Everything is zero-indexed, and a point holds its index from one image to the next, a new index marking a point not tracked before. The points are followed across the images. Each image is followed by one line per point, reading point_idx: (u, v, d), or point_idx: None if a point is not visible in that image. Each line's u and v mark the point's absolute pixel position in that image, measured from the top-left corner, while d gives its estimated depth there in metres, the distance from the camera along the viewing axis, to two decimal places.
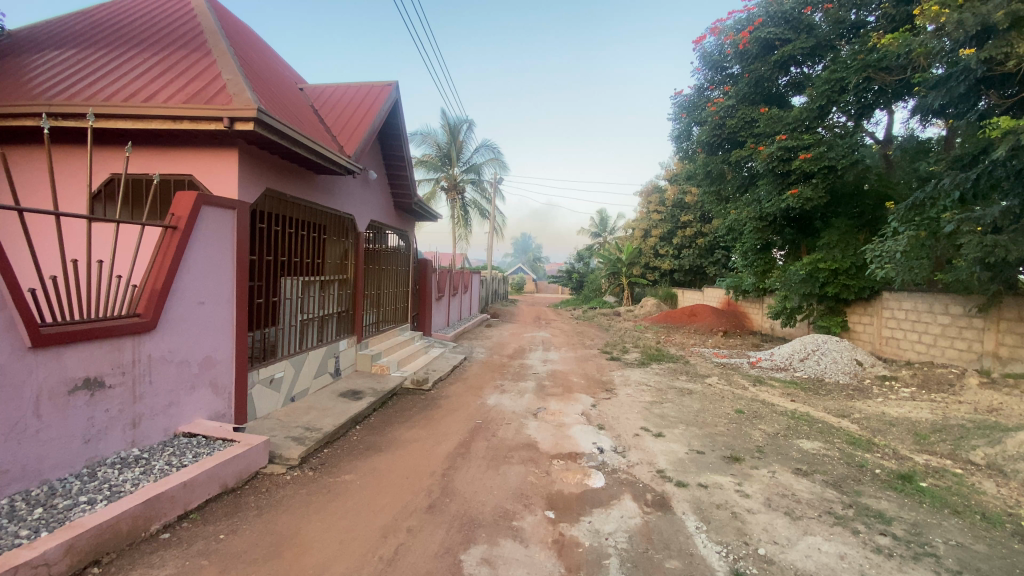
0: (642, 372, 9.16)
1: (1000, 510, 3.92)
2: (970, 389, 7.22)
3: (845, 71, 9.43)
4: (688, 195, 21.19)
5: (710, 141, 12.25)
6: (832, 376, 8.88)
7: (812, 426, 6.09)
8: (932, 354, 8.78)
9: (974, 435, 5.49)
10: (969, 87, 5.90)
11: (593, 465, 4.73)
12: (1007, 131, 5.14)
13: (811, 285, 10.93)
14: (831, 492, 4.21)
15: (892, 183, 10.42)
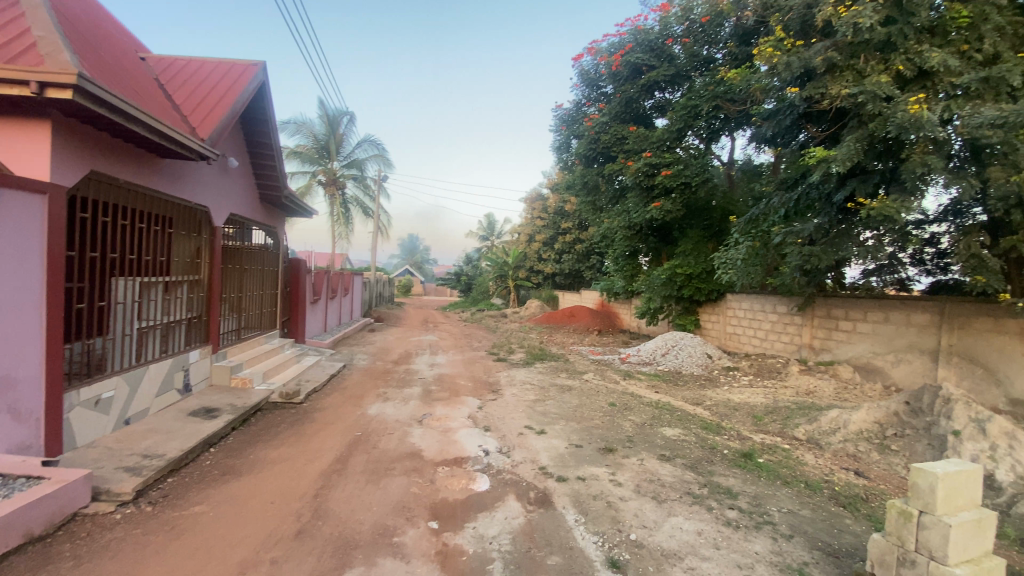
0: (526, 371, 9.37)
1: (819, 478, 4.63)
2: (793, 374, 8.53)
3: (698, 99, 10.61)
4: (568, 204, 22.33)
5: (586, 154, 12.96)
6: (688, 368, 9.95)
7: (674, 415, 6.69)
8: (764, 346, 10.24)
9: (797, 415, 6.48)
10: (793, 121, 7.00)
11: (479, 469, 4.65)
12: (821, 159, 6.12)
13: (670, 288, 12.15)
14: (689, 473, 4.63)
15: (734, 200, 11.94)
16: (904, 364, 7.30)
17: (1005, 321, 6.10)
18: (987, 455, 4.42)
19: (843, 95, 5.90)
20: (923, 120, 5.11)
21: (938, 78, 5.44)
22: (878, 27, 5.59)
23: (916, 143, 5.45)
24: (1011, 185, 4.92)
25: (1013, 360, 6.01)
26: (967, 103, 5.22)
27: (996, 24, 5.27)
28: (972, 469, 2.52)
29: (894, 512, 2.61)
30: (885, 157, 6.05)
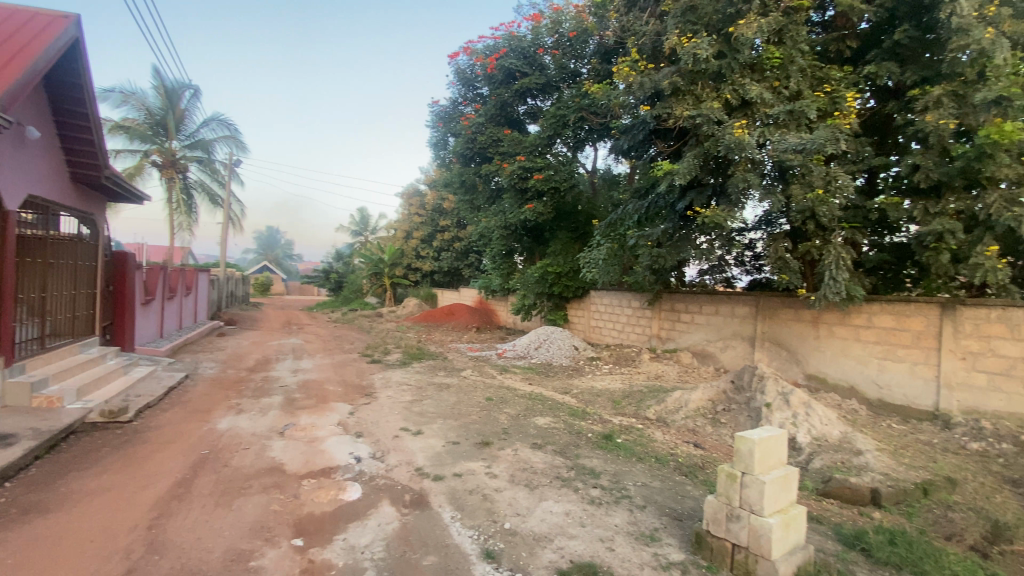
0: (402, 372, 9.12)
1: (666, 452, 5.26)
2: (645, 362, 9.55)
3: (566, 109, 11.28)
4: (446, 201, 22.21)
5: (463, 153, 13.12)
6: (557, 360, 10.57)
7: (545, 404, 7.07)
8: (622, 337, 11.30)
9: (648, 397, 7.29)
10: (646, 136, 7.82)
11: (349, 477, 4.41)
12: (667, 171, 6.93)
13: (542, 285, 12.77)
14: (559, 459, 4.92)
15: (597, 206, 12.94)
16: (729, 349, 8.61)
17: (802, 311, 7.49)
18: (790, 421, 5.40)
19: (685, 116, 6.74)
20: (744, 143, 6.06)
21: (757, 107, 6.42)
22: (712, 59, 6.51)
23: (740, 162, 6.45)
24: (806, 201, 6.07)
25: (807, 343, 7.41)
26: (777, 131, 6.25)
27: (798, 67, 6.39)
28: (779, 433, 3.05)
29: (723, 475, 3.05)
30: (716, 173, 7.03)
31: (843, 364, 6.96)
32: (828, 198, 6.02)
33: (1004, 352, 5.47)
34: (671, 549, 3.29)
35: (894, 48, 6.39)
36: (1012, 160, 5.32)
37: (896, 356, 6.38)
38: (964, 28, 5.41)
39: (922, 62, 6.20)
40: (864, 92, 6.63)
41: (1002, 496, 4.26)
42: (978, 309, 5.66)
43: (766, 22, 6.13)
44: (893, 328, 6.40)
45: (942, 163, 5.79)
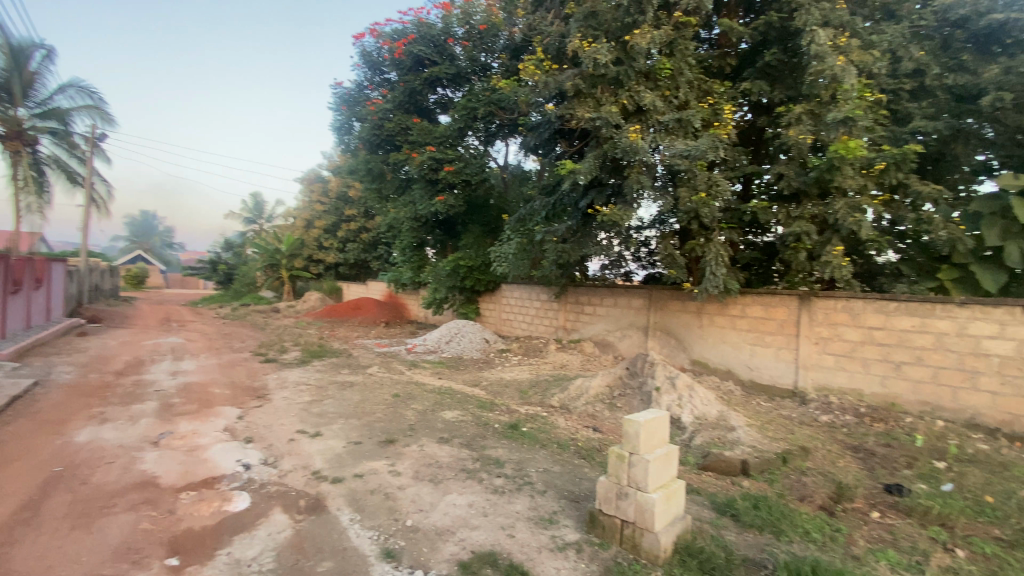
0: (300, 371, 8.59)
1: (568, 437, 5.52)
2: (552, 352, 9.90)
3: (476, 102, 11.26)
4: (352, 189, 21.05)
5: (370, 140, 12.59)
6: (468, 353, 10.61)
7: (453, 398, 7.05)
8: (531, 329, 11.60)
9: (553, 386, 7.58)
10: (551, 134, 8.06)
11: (236, 487, 4.09)
12: (570, 170, 7.22)
13: (454, 279, 12.68)
14: (465, 451, 4.94)
15: (508, 200, 13.08)
16: (627, 338, 9.19)
17: (688, 303, 8.20)
18: (676, 403, 5.91)
19: (586, 118, 7.05)
20: (638, 147, 6.47)
21: (650, 114, 6.87)
22: (611, 65, 6.85)
23: (635, 165, 6.88)
24: (692, 203, 6.65)
25: (693, 332, 8.13)
26: (667, 137, 6.74)
27: (686, 79, 6.93)
28: (661, 415, 3.34)
29: (613, 457, 3.27)
30: (615, 174, 7.44)
31: (723, 350, 7.74)
32: (709, 201, 6.65)
33: (847, 337, 6.42)
34: (567, 531, 3.46)
35: (766, 68, 7.18)
36: (853, 173, 6.22)
37: (765, 342, 7.23)
38: (820, 55, 6.20)
39: (788, 82, 7.02)
40: (741, 106, 7.36)
41: (843, 460, 5.01)
42: (827, 300, 6.58)
43: (658, 34, 6.58)
44: (763, 317, 7.24)
45: (801, 173, 6.63)
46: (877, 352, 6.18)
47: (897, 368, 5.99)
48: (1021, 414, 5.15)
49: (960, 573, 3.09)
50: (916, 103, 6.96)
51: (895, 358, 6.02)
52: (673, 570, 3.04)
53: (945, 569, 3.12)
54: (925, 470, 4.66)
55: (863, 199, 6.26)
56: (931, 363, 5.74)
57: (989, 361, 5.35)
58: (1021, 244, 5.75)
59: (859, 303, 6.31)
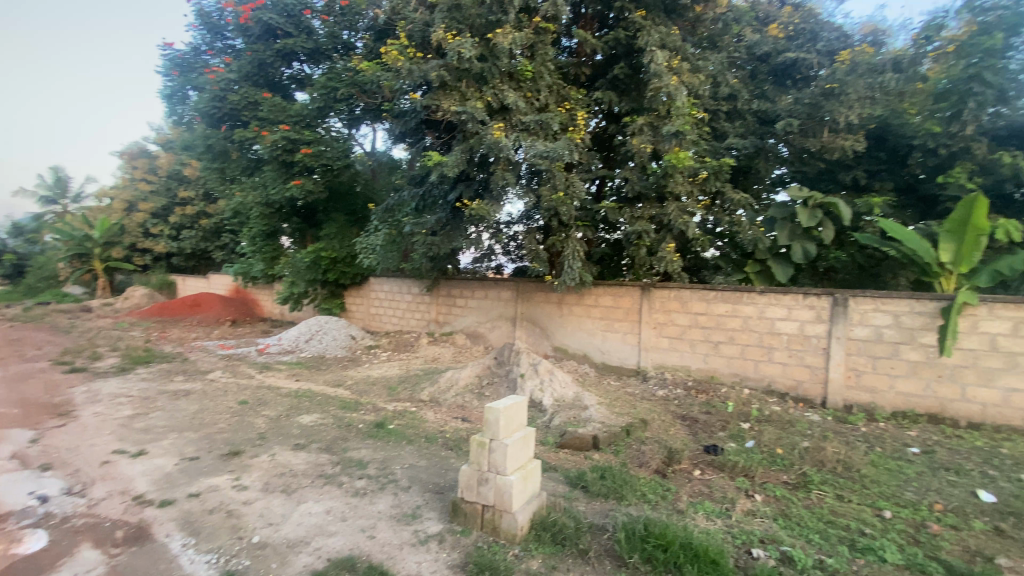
0: (121, 381, 7.32)
1: (435, 430, 5.54)
2: (422, 346, 9.81)
3: (337, 82, 10.49)
4: (189, 168, 18.37)
5: (209, 112, 11.13)
6: (331, 352, 10.02)
7: (312, 401, 6.61)
8: (401, 323, 11.37)
9: (422, 381, 7.52)
10: (417, 124, 7.99)
11: (27, 526, 3.38)
12: (437, 163, 7.20)
13: (314, 271, 11.82)
14: (323, 456, 4.69)
15: (375, 188, 12.56)
16: (496, 329, 9.50)
17: (551, 294, 8.73)
18: (539, 388, 6.28)
19: (452, 111, 7.07)
20: (502, 144, 6.66)
21: (513, 113, 7.11)
22: (475, 60, 6.95)
23: (500, 161, 7.07)
24: (553, 201, 7.07)
25: (556, 321, 8.69)
26: (528, 137, 7.04)
27: (546, 83, 7.31)
28: (519, 401, 3.52)
29: (475, 445, 3.37)
30: (482, 169, 7.59)
31: (581, 337, 8.40)
32: (568, 200, 7.13)
33: (678, 322, 7.42)
34: (429, 523, 3.49)
35: (615, 80, 7.91)
36: (683, 181, 7.17)
37: (615, 328, 8.02)
38: (658, 73, 6.99)
39: (633, 95, 7.81)
40: (595, 113, 8.01)
41: (674, 428, 5.80)
42: (664, 290, 7.52)
43: (519, 36, 6.83)
44: (613, 306, 8.02)
45: (643, 178, 7.44)
46: (700, 334, 7.23)
47: (716, 347, 7.09)
48: (799, 379, 6.44)
49: (754, 513, 3.77)
50: (731, 123, 8.23)
51: (714, 338, 7.12)
52: (529, 545, 3.25)
53: (744, 511, 3.79)
54: (735, 431, 5.59)
55: (690, 204, 7.25)
56: (739, 342, 6.91)
57: (779, 338, 6.59)
58: (801, 244, 7.17)
59: (688, 293, 7.32)
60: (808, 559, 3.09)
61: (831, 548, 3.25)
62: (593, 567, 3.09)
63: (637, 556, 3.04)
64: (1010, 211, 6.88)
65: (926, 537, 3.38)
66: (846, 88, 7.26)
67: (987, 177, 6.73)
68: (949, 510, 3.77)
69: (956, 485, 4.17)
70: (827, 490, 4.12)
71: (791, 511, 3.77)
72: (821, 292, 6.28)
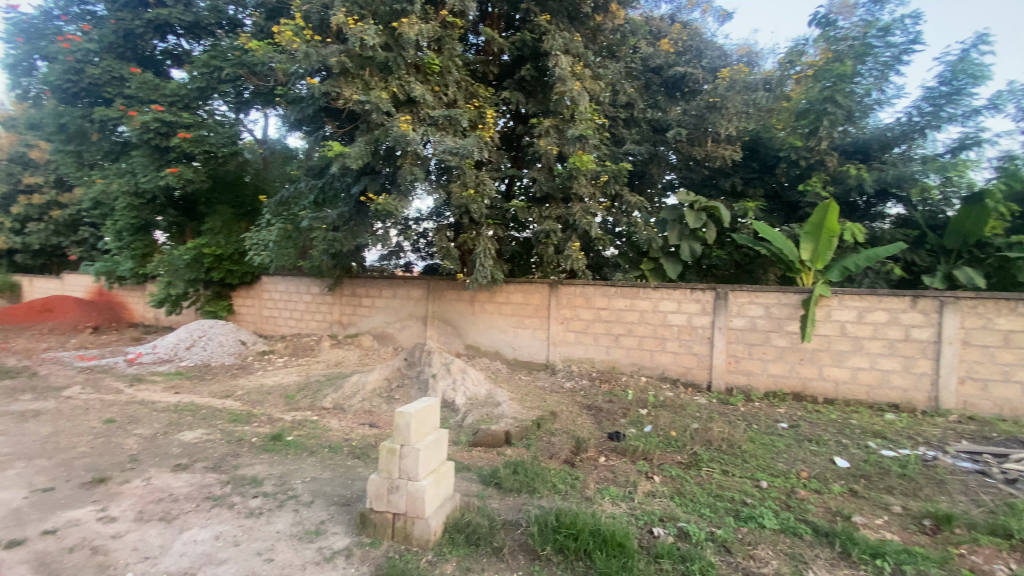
0: None
1: (340, 439, 5.23)
2: (324, 349, 9.24)
3: (222, 61, 9.46)
4: (36, 149, 15.63)
5: (62, 87, 9.62)
6: (218, 359, 9.07)
7: (196, 415, 5.93)
8: (300, 326, 10.62)
9: (325, 386, 7.07)
10: (315, 112, 7.52)
11: None
12: (338, 154, 6.78)
13: (196, 270, 10.62)
14: (210, 476, 4.21)
15: (268, 180, 11.59)
16: (405, 329, 9.23)
17: (461, 292, 8.66)
18: (451, 387, 6.20)
19: (354, 100, 6.71)
20: (409, 138, 6.44)
21: (420, 107, 6.91)
22: (379, 49, 6.64)
23: (407, 156, 6.84)
24: (462, 198, 7.01)
25: (466, 319, 8.65)
26: (437, 132, 6.89)
27: (454, 78, 7.22)
28: (431, 404, 3.43)
29: (384, 452, 3.22)
30: (387, 163, 7.31)
31: (491, 334, 8.45)
32: (478, 197, 7.11)
33: (583, 317, 7.73)
34: (335, 538, 3.28)
35: (522, 81, 8.03)
36: (586, 182, 7.47)
37: (524, 324, 8.16)
38: (563, 78, 7.21)
39: (539, 97, 7.97)
40: (503, 112, 8.08)
41: (581, 418, 6.03)
42: (570, 287, 7.79)
43: (426, 28, 6.65)
44: (523, 303, 8.15)
45: (550, 179, 7.66)
46: (604, 328, 7.60)
47: (617, 339, 7.50)
48: (690, 366, 7.03)
49: (654, 494, 4.03)
50: (629, 129, 8.75)
51: (616, 331, 7.51)
52: (442, 549, 3.18)
53: (645, 493, 4.04)
54: (636, 418, 5.95)
55: (594, 205, 7.59)
56: (638, 334, 7.36)
57: (673, 329, 7.13)
58: (689, 243, 7.82)
59: (592, 289, 7.66)
60: (701, 532, 3.35)
61: (721, 520, 3.57)
62: (507, 563, 3.10)
63: (550, 547, 3.10)
64: (853, 216, 8.04)
65: (796, 502, 3.84)
66: (726, 103, 8.02)
67: (838, 187, 7.80)
68: (812, 476, 4.32)
69: (817, 453, 4.80)
70: (715, 466, 4.53)
71: (685, 489, 4.09)
72: (707, 287, 6.89)
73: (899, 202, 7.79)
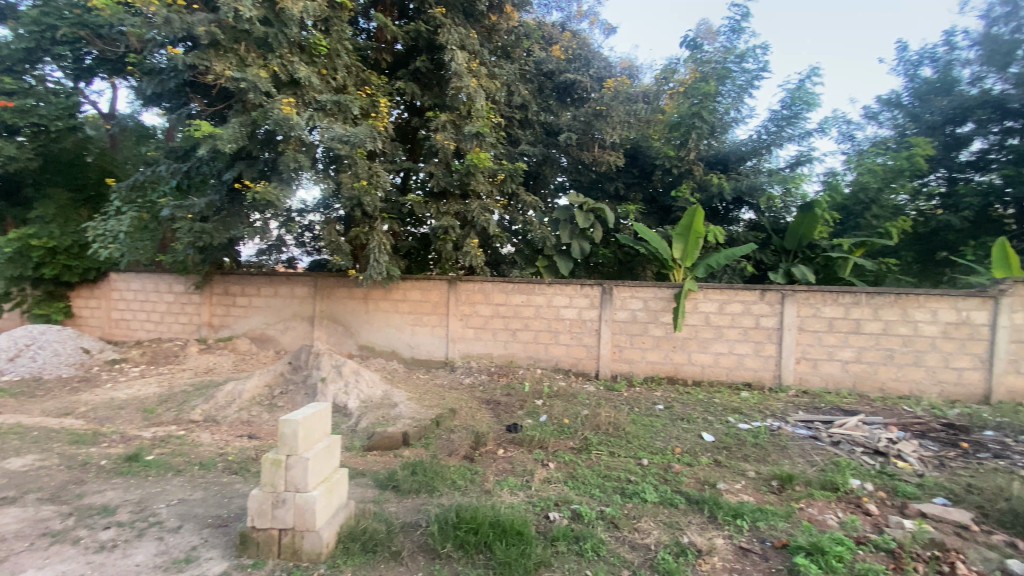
0: None
1: (214, 454, 4.69)
2: (192, 356, 8.22)
3: (57, 19, 7.76)
4: None
5: None
6: (52, 372, 7.62)
7: (23, 438, 4.93)
8: (160, 330, 9.32)
9: (193, 396, 6.29)
10: (178, 87, 6.65)
11: None
12: (207, 134, 6.05)
13: (18, 266, 8.83)
14: (45, 509, 3.53)
15: (117, 161, 10.01)
16: (289, 330, 8.55)
17: (353, 290, 8.25)
18: (342, 391, 5.88)
19: (227, 76, 6.05)
20: (293, 122, 5.96)
21: (305, 90, 6.44)
22: (257, 23, 6.04)
23: (290, 141, 6.32)
24: (354, 190, 6.65)
25: (359, 318, 8.26)
26: (325, 118, 6.46)
27: (343, 62, 6.83)
28: (321, 409, 3.22)
29: (267, 464, 2.96)
30: (266, 148, 6.69)
31: (386, 333, 8.17)
32: (371, 189, 6.81)
33: (481, 313, 7.80)
34: (210, 565, 2.94)
35: (416, 73, 7.85)
36: (483, 179, 7.52)
37: (422, 322, 8.01)
38: (458, 73, 7.18)
39: (435, 91, 7.86)
40: (398, 103, 7.85)
41: (479, 413, 6.08)
42: (468, 284, 7.80)
43: (311, 5, 6.19)
44: (420, 300, 7.99)
45: (447, 174, 7.59)
46: (501, 324, 7.73)
47: (514, 334, 7.68)
48: (580, 358, 7.44)
49: (550, 480, 4.21)
50: (523, 130, 8.99)
51: (513, 326, 7.69)
52: (335, 561, 3.01)
53: (541, 480, 4.20)
54: (532, 408, 6.15)
55: (491, 202, 7.67)
56: (534, 328, 7.61)
57: (565, 323, 7.48)
58: (579, 242, 8.24)
59: (489, 285, 7.74)
60: (592, 512, 3.56)
61: (609, 499, 3.83)
62: (406, 566, 3.02)
63: (450, 545, 3.09)
64: (715, 220, 9.09)
65: (672, 476, 4.27)
66: (610, 111, 8.59)
67: (703, 194, 8.76)
68: (685, 451, 4.83)
69: (688, 431, 5.37)
70: (603, 449, 4.86)
71: (577, 473, 4.33)
72: (595, 283, 7.34)
73: (750, 209, 8.96)
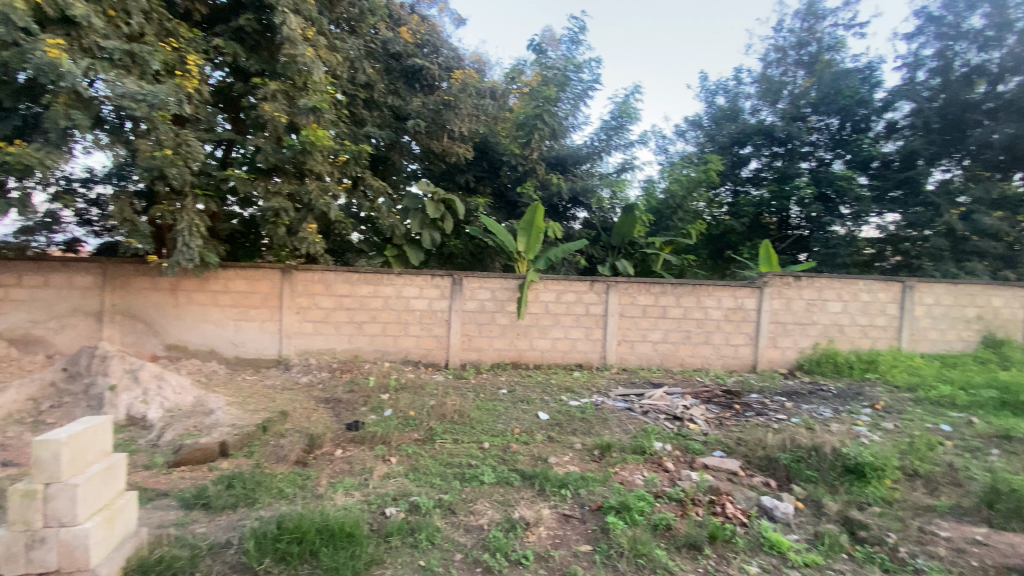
0: None
1: None
2: None
3: None
4: None
5: None
6: None
7: None
8: None
9: None
10: None
11: None
12: None
13: None
14: None
15: None
16: (68, 330, 6.90)
17: (158, 280, 7.01)
18: (139, 400, 4.96)
19: None
20: (63, 69, 4.76)
21: (83, 32, 5.20)
22: None
23: (59, 92, 5.05)
24: (155, 159, 5.58)
25: (167, 313, 7.04)
26: (112, 69, 5.30)
27: (140, 6, 5.69)
28: (97, 424, 2.65)
29: (15, 498, 2.35)
30: (25, 98, 5.26)
31: (203, 329, 7.11)
32: (179, 161, 5.80)
33: (321, 305, 7.25)
34: None
35: (240, 32, 6.90)
36: (323, 160, 6.93)
37: (249, 316, 7.14)
38: (291, 39, 6.48)
39: (263, 55, 7.00)
40: (217, 65, 6.83)
41: (316, 413, 5.66)
42: (305, 273, 7.17)
43: None
44: (247, 292, 7.11)
45: (278, 150, 6.82)
46: (345, 317, 7.28)
47: (359, 327, 7.30)
48: (430, 348, 7.40)
49: (391, 475, 4.11)
50: (369, 111, 8.53)
51: (357, 319, 7.29)
52: None
53: (381, 477, 4.07)
54: (376, 403, 5.92)
55: (332, 185, 7.12)
56: (380, 320, 7.32)
57: (414, 314, 7.35)
58: (429, 233, 8.12)
59: (331, 275, 7.22)
60: (429, 501, 3.56)
61: (448, 486, 3.88)
62: None
63: (269, 559, 2.81)
64: (556, 216, 9.77)
65: (510, 456, 4.49)
66: (458, 103, 8.59)
67: (545, 191, 9.34)
68: (523, 431, 5.11)
69: (527, 411, 5.71)
70: (447, 437, 4.91)
71: (419, 464, 4.30)
72: (444, 273, 7.33)
73: (584, 209, 9.80)
